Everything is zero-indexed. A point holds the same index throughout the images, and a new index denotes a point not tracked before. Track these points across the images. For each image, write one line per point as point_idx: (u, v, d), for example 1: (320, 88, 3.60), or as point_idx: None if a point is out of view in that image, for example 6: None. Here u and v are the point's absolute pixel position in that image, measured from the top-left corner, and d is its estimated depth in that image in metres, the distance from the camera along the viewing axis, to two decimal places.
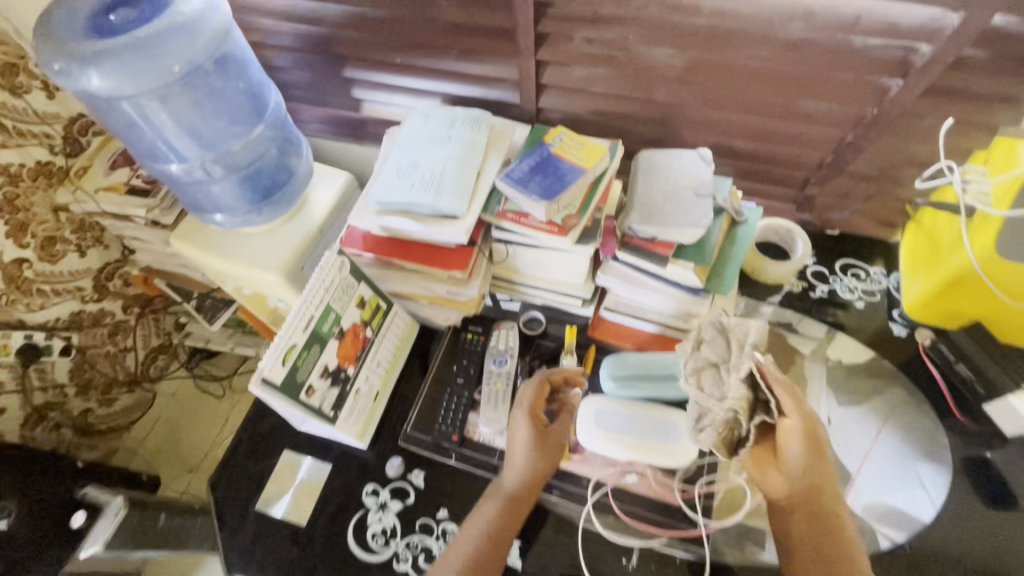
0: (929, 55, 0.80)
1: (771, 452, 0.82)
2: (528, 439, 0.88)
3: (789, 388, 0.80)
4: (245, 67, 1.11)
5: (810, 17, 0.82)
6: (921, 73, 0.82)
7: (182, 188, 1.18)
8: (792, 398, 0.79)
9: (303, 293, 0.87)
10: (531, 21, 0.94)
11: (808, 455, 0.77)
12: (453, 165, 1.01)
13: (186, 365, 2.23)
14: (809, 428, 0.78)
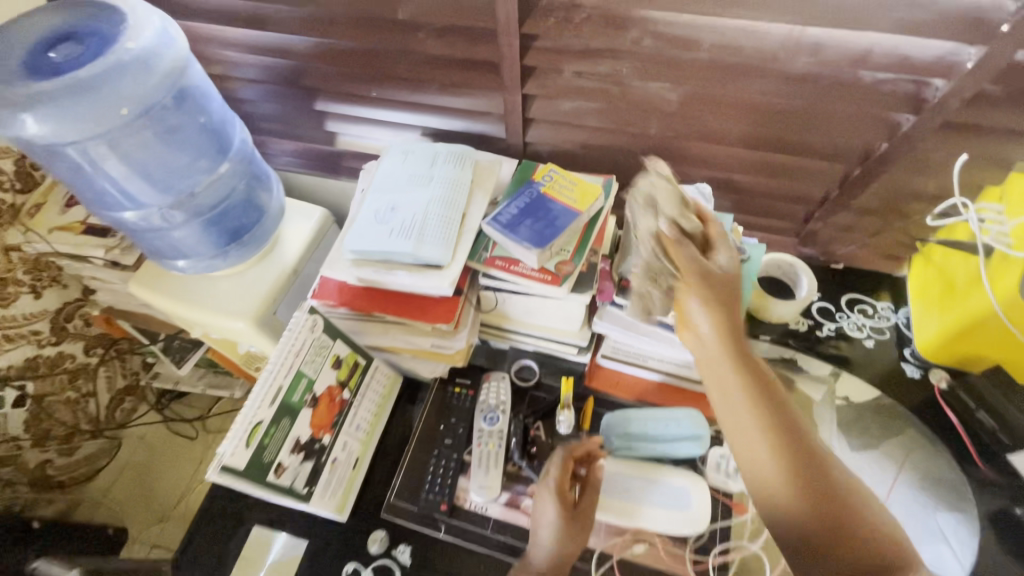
0: (945, 90, 0.75)
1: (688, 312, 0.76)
2: (557, 520, 0.78)
3: (686, 254, 0.73)
4: (206, 104, 1.02)
5: (818, 51, 0.76)
6: (936, 109, 0.77)
7: (140, 236, 1.07)
8: (689, 262, 0.73)
9: (269, 362, 0.79)
10: (517, 54, 0.87)
11: (712, 317, 0.71)
12: (435, 209, 0.93)
13: (155, 407, 2.07)
14: (712, 286, 0.72)
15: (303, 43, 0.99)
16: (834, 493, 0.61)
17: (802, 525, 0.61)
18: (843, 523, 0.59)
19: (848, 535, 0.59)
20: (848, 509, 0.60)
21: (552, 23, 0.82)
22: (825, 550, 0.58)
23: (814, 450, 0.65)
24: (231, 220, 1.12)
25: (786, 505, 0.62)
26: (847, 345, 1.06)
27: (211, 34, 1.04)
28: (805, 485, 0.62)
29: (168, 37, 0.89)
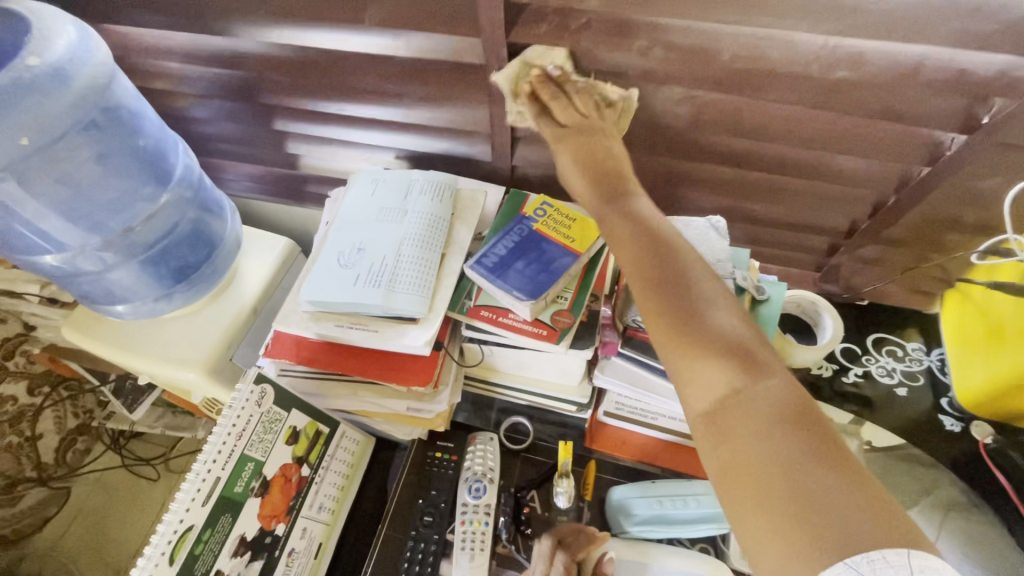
0: (1004, 111, 0.62)
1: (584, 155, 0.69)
2: None
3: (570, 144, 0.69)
4: (137, 127, 0.87)
5: (859, 64, 0.63)
6: (992, 132, 0.65)
7: (68, 280, 0.93)
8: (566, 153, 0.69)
9: (204, 449, 0.66)
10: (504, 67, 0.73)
11: (579, 167, 0.67)
12: (410, 250, 0.80)
13: (112, 448, 1.70)
14: (585, 142, 0.69)
15: (250, 53, 0.84)
16: (718, 336, 0.50)
17: (692, 381, 0.50)
18: (729, 370, 0.49)
19: (737, 383, 0.48)
20: (736, 350, 0.50)
21: (545, 30, 0.69)
22: (716, 403, 0.49)
23: (692, 279, 0.54)
24: (175, 257, 0.96)
25: (671, 358, 0.52)
26: (876, 392, 0.94)
27: (143, 42, 0.88)
28: (686, 331, 0.52)
29: (83, 50, 0.75)
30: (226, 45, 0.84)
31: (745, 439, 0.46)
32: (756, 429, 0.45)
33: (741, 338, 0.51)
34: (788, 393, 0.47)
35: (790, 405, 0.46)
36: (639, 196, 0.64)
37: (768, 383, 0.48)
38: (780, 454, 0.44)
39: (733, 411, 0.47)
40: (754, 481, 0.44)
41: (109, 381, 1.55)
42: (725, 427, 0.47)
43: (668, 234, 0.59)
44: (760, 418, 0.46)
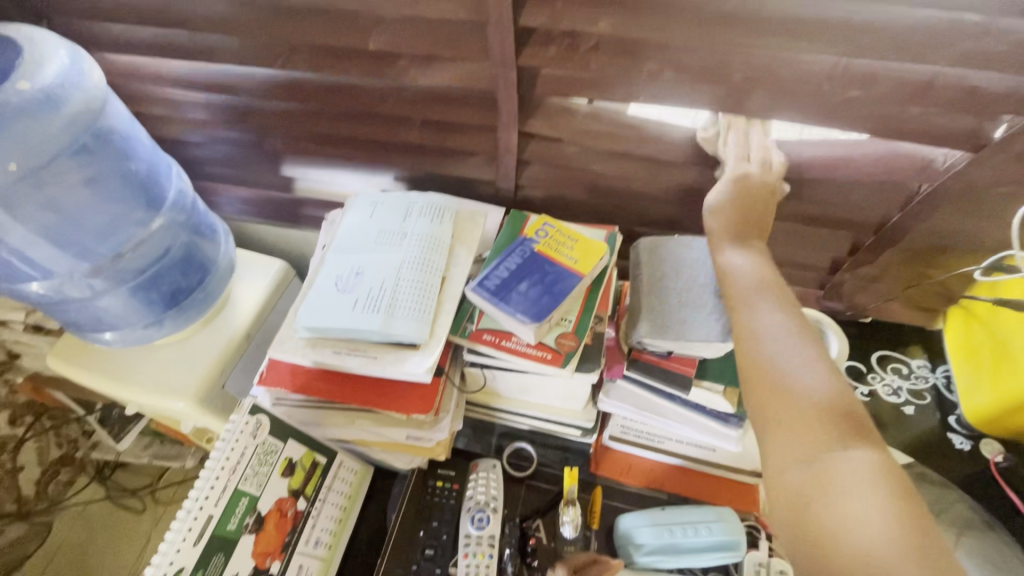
0: (1014, 128, 0.63)
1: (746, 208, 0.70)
2: None
3: (738, 187, 0.70)
4: (131, 150, 0.85)
5: (868, 82, 0.63)
6: (1000, 149, 0.65)
7: (55, 308, 0.91)
8: (738, 188, 0.70)
9: (197, 484, 0.64)
10: (512, 88, 0.73)
11: (733, 211, 0.69)
12: (409, 273, 0.78)
13: (96, 479, 1.59)
14: (748, 189, 0.70)
15: (252, 77, 0.83)
16: (821, 399, 0.53)
17: (787, 434, 0.53)
18: (829, 431, 0.51)
19: (833, 444, 0.51)
20: (840, 415, 0.52)
21: (553, 52, 0.68)
22: (810, 458, 0.51)
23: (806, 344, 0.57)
24: (167, 282, 0.94)
25: (765, 409, 0.55)
26: (883, 411, 0.93)
27: (141, 66, 0.87)
28: (784, 387, 0.55)
29: (75, 74, 0.74)
30: (228, 69, 0.83)
31: (839, 501, 0.48)
32: (853, 493, 0.47)
33: (843, 403, 0.53)
34: (886, 465, 0.49)
35: (887, 477, 0.48)
36: (749, 250, 0.67)
37: (868, 451, 0.50)
38: (873, 520, 0.46)
39: (829, 470, 0.49)
40: (845, 543, 0.46)
41: (96, 411, 1.53)
42: (817, 483, 0.49)
43: (776, 295, 0.62)
44: (855, 485, 0.48)
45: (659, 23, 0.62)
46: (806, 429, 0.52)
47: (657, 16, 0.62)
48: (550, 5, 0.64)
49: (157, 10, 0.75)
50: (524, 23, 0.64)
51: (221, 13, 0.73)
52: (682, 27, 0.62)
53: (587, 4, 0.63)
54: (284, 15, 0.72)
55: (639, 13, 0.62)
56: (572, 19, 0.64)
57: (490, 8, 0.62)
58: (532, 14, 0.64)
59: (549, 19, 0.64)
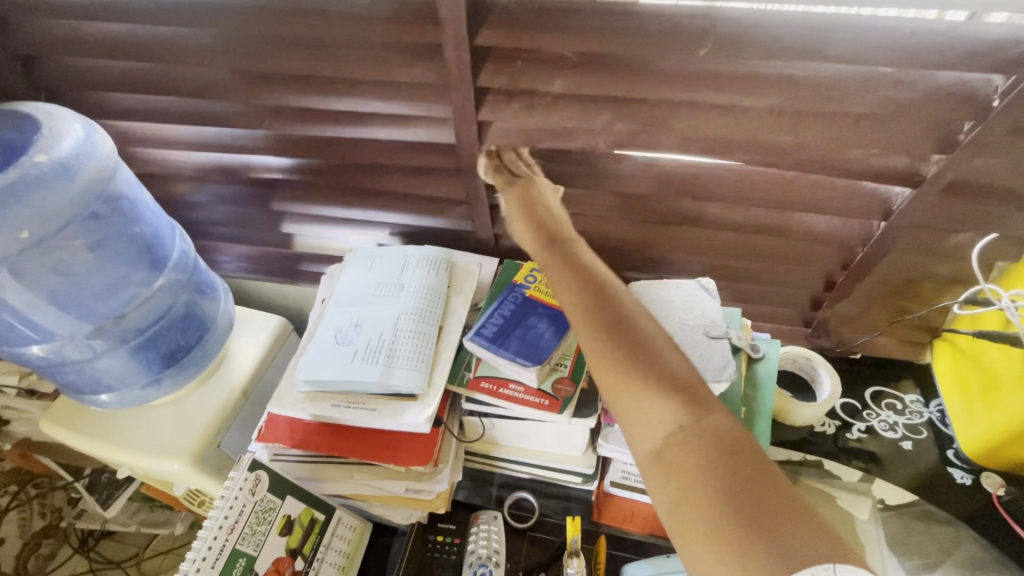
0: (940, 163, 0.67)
1: (540, 220, 0.78)
2: None
3: (523, 201, 0.79)
4: (139, 214, 0.88)
5: (799, 129, 0.68)
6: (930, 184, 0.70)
7: (53, 371, 0.90)
8: (526, 200, 0.79)
9: (195, 545, 0.63)
10: (474, 140, 0.77)
11: (526, 222, 0.78)
12: (407, 324, 0.80)
13: (80, 550, 1.52)
14: (530, 194, 0.80)
15: (248, 137, 0.88)
16: (653, 373, 0.54)
17: (635, 422, 0.52)
18: (670, 406, 0.51)
19: (682, 422, 0.50)
20: (675, 390, 0.53)
21: (513, 108, 0.73)
22: (660, 441, 0.50)
23: (631, 329, 0.59)
24: (166, 341, 0.95)
25: (619, 404, 0.54)
26: (880, 447, 0.93)
27: (139, 134, 0.92)
28: (621, 371, 0.55)
29: (89, 146, 0.78)
30: (228, 133, 0.88)
31: (689, 468, 0.47)
32: (697, 464, 0.47)
33: (680, 377, 0.54)
34: (723, 427, 0.49)
35: (728, 438, 0.48)
36: (582, 253, 0.72)
37: (703, 419, 0.50)
38: (720, 478, 0.46)
39: (676, 447, 0.49)
40: (698, 507, 0.45)
41: (84, 477, 1.48)
42: (671, 461, 0.48)
43: (614, 288, 0.66)
44: (700, 452, 0.48)
45: (608, 81, 0.67)
46: (647, 407, 0.52)
47: (607, 72, 0.67)
48: (508, 70, 0.69)
49: (152, 81, 0.79)
50: (481, 85, 0.69)
51: (217, 82, 0.78)
52: (641, 86, 0.66)
53: (547, 67, 0.68)
54: (266, 83, 0.77)
55: (590, 75, 0.67)
56: (529, 80, 0.68)
57: (452, 73, 0.68)
58: (491, 78, 0.69)
59: (507, 81, 0.69)
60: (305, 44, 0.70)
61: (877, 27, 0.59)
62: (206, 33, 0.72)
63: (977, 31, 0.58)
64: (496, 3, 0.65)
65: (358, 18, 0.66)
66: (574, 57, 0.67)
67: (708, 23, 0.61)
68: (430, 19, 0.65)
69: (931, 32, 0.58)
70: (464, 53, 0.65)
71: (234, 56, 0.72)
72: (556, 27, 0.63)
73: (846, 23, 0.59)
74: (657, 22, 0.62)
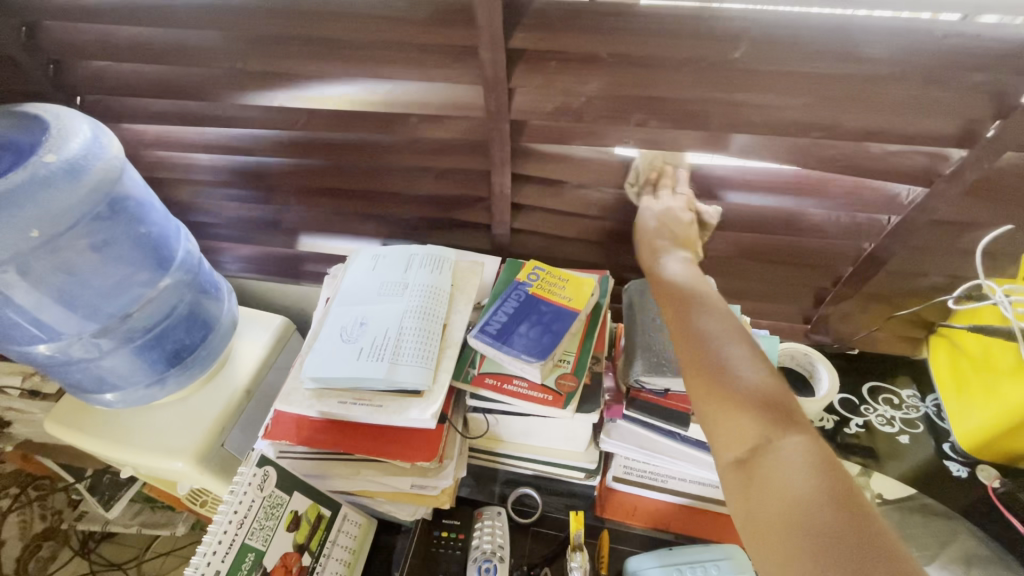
0: (962, 160, 0.68)
1: (659, 233, 0.78)
2: None
3: (659, 227, 0.78)
4: (146, 215, 0.89)
5: (831, 130, 0.68)
6: (953, 182, 0.70)
7: (58, 369, 0.91)
8: (665, 223, 0.78)
9: (205, 538, 0.63)
10: (506, 139, 0.78)
11: (651, 242, 0.78)
12: (413, 322, 0.80)
13: (80, 553, 1.52)
14: (668, 218, 0.78)
15: (265, 138, 0.88)
16: (747, 386, 0.55)
17: (723, 431, 0.54)
18: (762, 420, 0.52)
19: (773, 438, 0.51)
20: (767, 405, 0.53)
21: (550, 107, 0.73)
22: (750, 454, 0.52)
23: (729, 341, 0.60)
24: (171, 341, 0.95)
25: (707, 412, 0.56)
26: (878, 443, 0.95)
27: (156, 135, 0.93)
28: (715, 381, 0.56)
29: (96, 147, 0.79)
30: (240, 134, 0.88)
31: (774, 481, 0.49)
32: (789, 479, 0.48)
33: (773, 394, 0.55)
34: (816, 448, 0.50)
35: (821, 460, 0.49)
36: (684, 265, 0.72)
37: (797, 438, 0.51)
38: (807, 494, 0.47)
39: (765, 461, 0.50)
40: (780, 516, 0.47)
41: (85, 478, 1.48)
42: (757, 473, 0.50)
43: (702, 297, 0.66)
44: (792, 468, 0.49)
45: (641, 82, 0.67)
46: (738, 419, 0.53)
47: (645, 73, 0.67)
48: (544, 70, 0.69)
49: (169, 83, 0.80)
50: (517, 84, 0.69)
51: (234, 83, 0.78)
52: (664, 86, 0.67)
53: (577, 67, 0.68)
54: (291, 84, 0.77)
55: (624, 77, 0.67)
56: (564, 81, 0.69)
57: (489, 74, 0.68)
58: (524, 78, 0.69)
59: (543, 82, 0.69)
60: (328, 46, 0.71)
61: (903, 26, 0.60)
62: (225, 35, 0.73)
63: (1001, 30, 0.59)
64: (529, 4, 0.64)
65: (392, 21, 0.65)
66: (608, 56, 0.68)
67: (737, 26, 0.61)
68: (469, 20, 0.65)
69: (961, 35, 0.59)
70: (500, 55, 0.65)
71: (259, 57, 0.72)
72: (593, 29, 0.63)
73: (865, 24, 0.60)
74: (685, 22, 0.62)
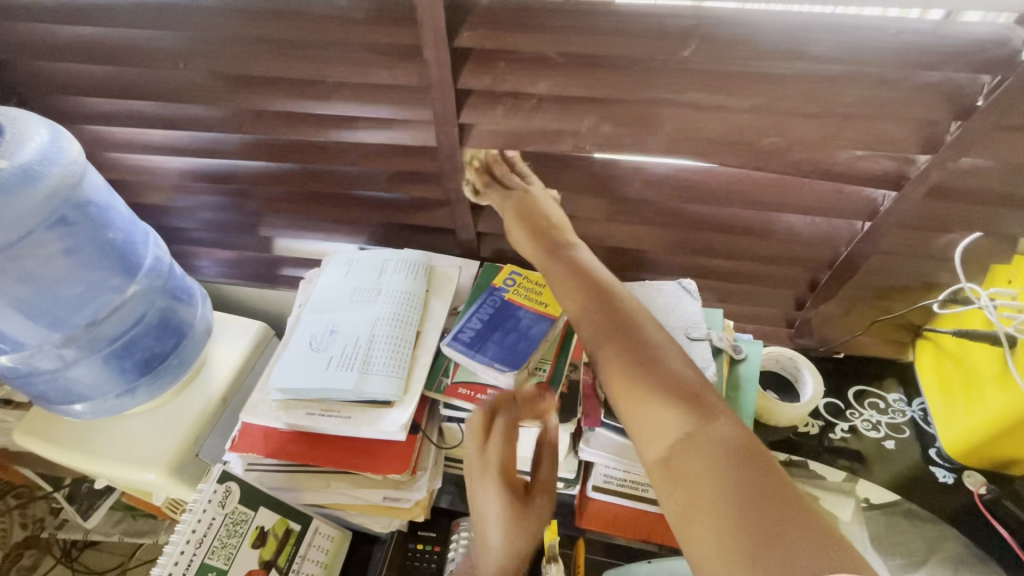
0: (927, 163, 0.67)
1: (524, 209, 0.77)
2: (504, 516, 0.59)
3: (519, 206, 0.77)
4: (109, 221, 0.86)
5: (787, 127, 0.66)
6: (919, 184, 0.69)
7: (23, 380, 0.88)
8: (521, 203, 0.77)
9: (163, 557, 0.63)
10: (459, 142, 0.76)
11: (523, 225, 0.76)
12: (384, 330, 0.78)
13: (63, 560, 1.50)
14: (526, 201, 0.77)
15: (226, 140, 0.86)
16: (662, 377, 0.55)
17: (645, 426, 0.53)
18: (678, 410, 0.52)
19: (691, 427, 0.50)
20: (682, 395, 0.53)
21: (501, 111, 0.72)
22: (668, 446, 0.50)
23: (644, 336, 0.60)
24: (140, 349, 0.92)
25: (627, 409, 0.55)
26: (863, 448, 0.93)
27: (114, 139, 0.91)
28: (633, 376, 0.56)
29: (55, 150, 0.76)
30: (201, 137, 0.86)
31: (695, 473, 0.47)
32: (706, 465, 0.47)
33: (688, 383, 0.55)
34: (732, 432, 0.49)
35: (738, 441, 0.48)
36: (589, 258, 0.72)
37: (711, 423, 0.50)
38: (725, 478, 0.45)
39: (684, 450, 0.49)
40: (698, 508, 0.45)
41: (63, 486, 1.45)
42: (677, 462, 0.49)
43: (623, 295, 0.66)
44: (709, 453, 0.48)
45: (594, 82, 0.65)
46: (655, 411, 0.53)
47: (597, 73, 0.65)
48: (492, 70, 0.66)
49: (122, 86, 0.78)
50: (464, 86, 0.67)
51: (185, 84, 0.76)
52: (622, 84, 0.65)
53: (528, 66, 0.66)
54: (244, 85, 0.75)
55: (577, 76, 0.65)
56: (512, 81, 0.66)
57: (433, 74, 0.66)
58: (473, 78, 0.67)
59: (491, 82, 0.66)
60: (281, 45, 0.69)
61: (862, 26, 0.58)
62: (169, 36, 0.71)
63: (955, 28, 0.58)
64: (477, 4, 0.63)
65: (338, 20, 0.64)
66: (559, 57, 0.66)
67: (691, 25, 0.60)
68: (412, 20, 0.63)
69: (916, 32, 0.58)
70: (444, 54, 0.63)
71: (207, 58, 0.70)
72: (541, 28, 0.61)
73: (827, 22, 0.59)
74: (640, 22, 0.60)
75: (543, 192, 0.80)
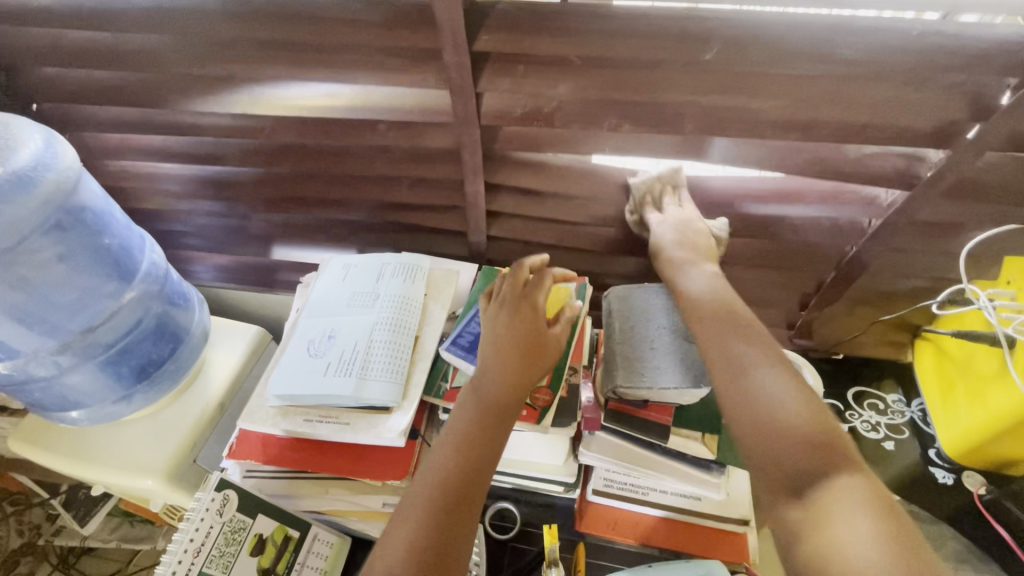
0: (941, 163, 0.67)
1: (677, 238, 0.75)
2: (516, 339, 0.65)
3: (676, 236, 0.75)
4: (105, 227, 0.86)
5: (808, 130, 0.66)
6: (929, 187, 0.69)
7: (18, 389, 0.88)
8: (680, 233, 0.75)
9: (164, 562, 0.64)
10: (475, 148, 0.76)
11: (678, 253, 0.74)
12: (384, 334, 0.78)
13: (58, 568, 1.44)
14: (683, 231, 0.75)
15: (229, 146, 0.85)
16: (793, 415, 0.53)
17: (770, 461, 0.52)
18: (811, 455, 0.50)
19: (823, 475, 0.49)
20: (816, 439, 0.51)
21: (520, 112, 0.71)
22: (798, 489, 0.49)
23: (773, 367, 0.57)
24: (137, 355, 0.92)
25: (749, 440, 0.54)
26: (864, 449, 0.93)
27: (118, 144, 0.90)
28: (760, 409, 0.54)
29: (49, 156, 0.76)
30: (202, 142, 0.86)
31: (834, 524, 0.46)
32: (843, 518, 0.46)
33: (819, 426, 0.52)
34: (868, 486, 0.48)
35: (873, 498, 0.47)
36: (715, 283, 0.69)
37: (846, 474, 0.49)
38: (863, 535, 0.44)
39: (817, 498, 0.48)
40: (830, 556, 0.45)
41: (61, 493, 1.47)
42: (810, 509, 0.48)
43: (750, 324, 0.62)
44: (845, 506, 0.47)
45: (613, 86, 0.65)
46: (785, 450, 0.51)
47: (613, 77, 0.64)
48: (511, 72, 0.66)
49: (128, 90, 0.77)
50: (483, 89, 0.67)
51: (196, 87, 0.75)
52: (637, 88, 0.64)
53: (545, 69, 0.66)
54: (250, 89, 0.74)
55: (596, 80, 0.65)
56: (532, 84, 0.66)
57: (454, 77, 0.65)
58: (491, 81, 0.67)
59: (512, 85, 0.66)
60: (288, 49, 0.68)
61: (887, 26, 0.58)
62: (180, 40, 0.70)
63: (981, 29, 0.57)
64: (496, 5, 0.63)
65: (354, 23, 0.63)
66: (578, 60, 0.65)
67: (709, 27, 0.59)
68: (430, 23, 0.63)
69: (938, 34, 0.57)
70: (464, 57, 0.62)
71: (220, 62, 0.69)
72: (558, 31, 0.61)
73: (850, 25, 0.58)
74: (658, 22, 0.60)
75: (698, 220, 0.77)
